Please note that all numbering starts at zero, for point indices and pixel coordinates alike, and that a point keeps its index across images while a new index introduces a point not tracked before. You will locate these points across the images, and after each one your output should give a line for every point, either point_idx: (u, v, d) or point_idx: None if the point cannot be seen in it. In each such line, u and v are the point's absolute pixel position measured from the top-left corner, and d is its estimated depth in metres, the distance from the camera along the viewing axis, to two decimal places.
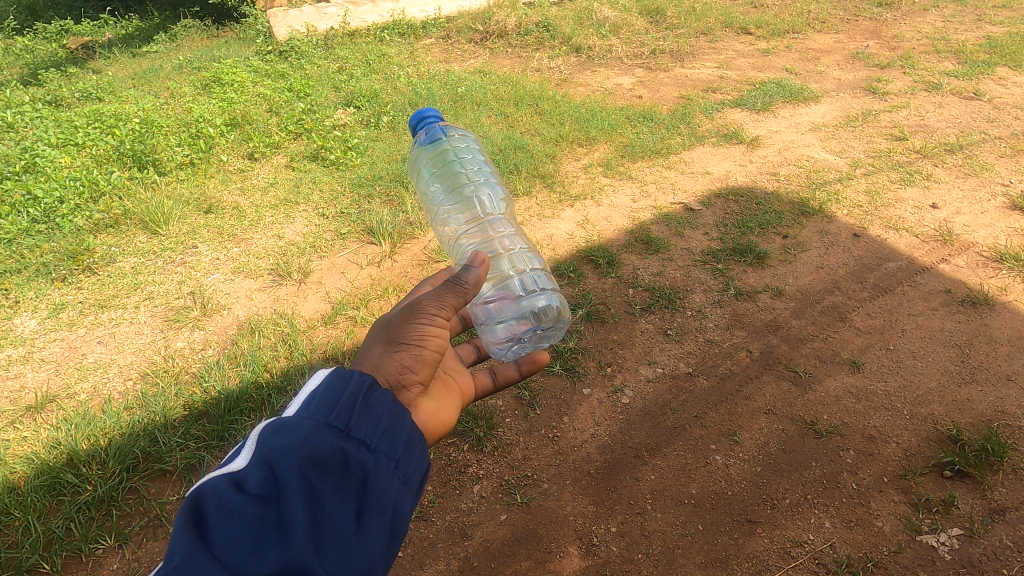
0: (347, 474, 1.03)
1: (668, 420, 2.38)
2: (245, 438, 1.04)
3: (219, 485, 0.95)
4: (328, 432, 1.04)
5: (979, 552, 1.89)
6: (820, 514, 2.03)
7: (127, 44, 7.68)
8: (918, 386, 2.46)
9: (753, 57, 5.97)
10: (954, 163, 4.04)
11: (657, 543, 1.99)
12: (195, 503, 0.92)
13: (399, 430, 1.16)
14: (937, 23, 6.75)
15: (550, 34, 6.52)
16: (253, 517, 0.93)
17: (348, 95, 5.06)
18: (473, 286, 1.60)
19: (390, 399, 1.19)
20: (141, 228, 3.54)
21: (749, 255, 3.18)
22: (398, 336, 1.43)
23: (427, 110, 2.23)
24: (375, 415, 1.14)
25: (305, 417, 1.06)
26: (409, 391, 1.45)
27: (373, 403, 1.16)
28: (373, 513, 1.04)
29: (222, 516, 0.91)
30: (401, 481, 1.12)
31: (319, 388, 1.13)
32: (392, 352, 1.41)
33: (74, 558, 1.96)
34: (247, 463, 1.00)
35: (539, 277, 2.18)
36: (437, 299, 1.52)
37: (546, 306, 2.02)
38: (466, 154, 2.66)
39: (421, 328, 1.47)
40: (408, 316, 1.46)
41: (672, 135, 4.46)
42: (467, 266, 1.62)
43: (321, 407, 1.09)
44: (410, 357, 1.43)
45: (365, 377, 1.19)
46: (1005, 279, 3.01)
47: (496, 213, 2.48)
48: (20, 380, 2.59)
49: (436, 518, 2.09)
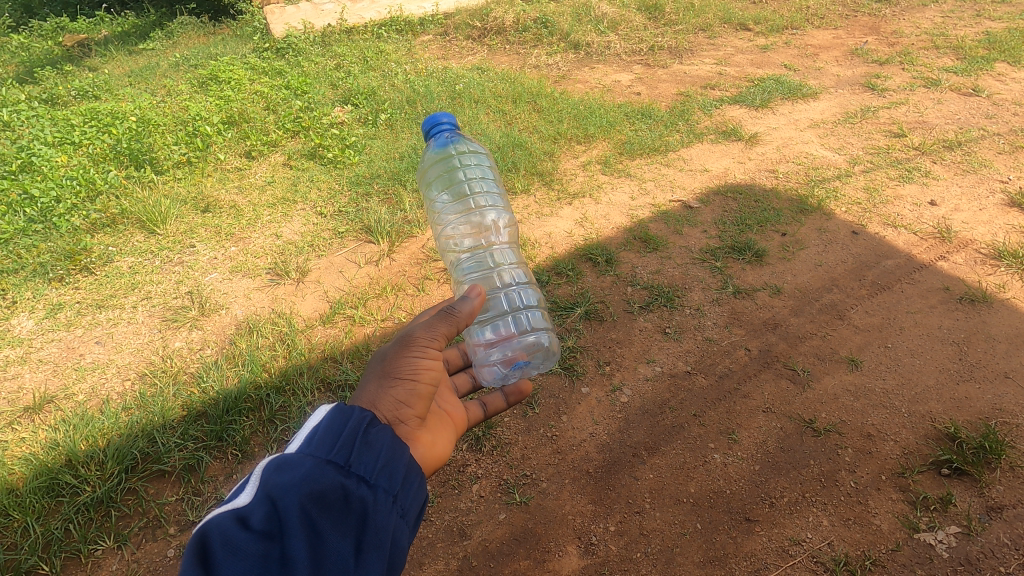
0: (347, 510, 1.03)
1: (666, 419, 2.39)
2: (247, 473, 1.03)
3: (223, 519, 0.93)
4: (329, 468, 1.05)
5: (977, 550, 1.90)
6: (818, 512, 2.04)
7: (123, 41, 7.64)
8: (916, 384, 2.46)
9: (752, 53, 5.96)
10: (952, 159, 4.04)
11: (656, 542, 1.99)
12: (198, 539, 0.90)
13: (397, 465, 1.17)
14: (936, 18, 6.73)
15: (548, 31, 6.49)
16: (258, 553, 0.92)
17: (345, 94, 5.06)
18: (466, 317, 1.61)
19: (388, 435, 1.21)
20: (139, 227, 3.53)
21: (748, 253, 3.19)
22: (393, 371, 1.47)
23: (439, 117, 2.20)
24: (374, 450, 1.15)
25: (307, 454, 1.07)
26: (407, 425, 1.46)
27: (373, 439, 1.17)
28: (372, 548, 1.04)
29: (227, 552, 0.90)
30: (399, 515, 1.13)
31: (320, 424, 1.14)
32: (387, 388, 1.44)
33: (74, 559, 1.96)
34: (251, 498, 0.99)
35: (531, 315, 2.25)
36: (429, 330, 1.55)
37: (537, 342, 2.13)
38: (475, 172, 2.68)
39: (414, 362, 1.50)
40: (401, 349, 1.51)
41: (671, 132, 4.45)
42: (463, 298, 1.64)
43: (322, 443, 1.10)
44: (405, 391, 1.46)
45: (365, 414, 1.21)
46: (1003, 277, 3.01)
47: (499, 243, 2.50)
48: (18, 381, 2.59)
49: (435, 518, 2.10)
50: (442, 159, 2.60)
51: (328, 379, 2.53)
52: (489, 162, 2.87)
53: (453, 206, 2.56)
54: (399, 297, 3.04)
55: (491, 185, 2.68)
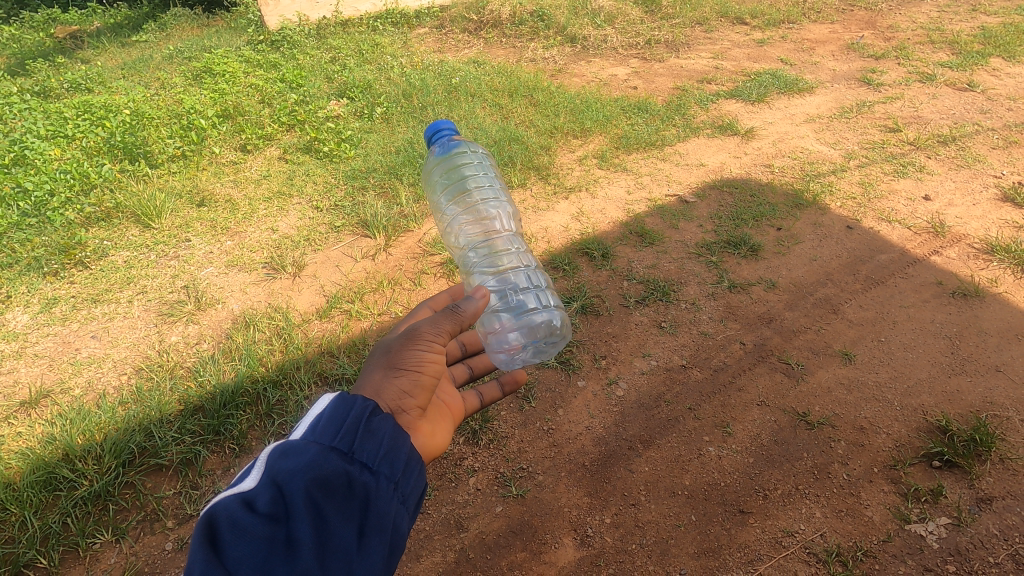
0: (351, 495, 1.04)
1: (662, 412, 2.40)
2: (253, 458, 1.05)
3: (230, 503, 0.95)
4: (333, 455, 1.06)
5: (966, 541, 1.93)
6: (811, 504, 2.06)
7: (116, 33, 7.56)
8: (908, 377, 2.49)
9: (748, 47, 5.96)
10: (947, 154, 4.06)
11: (651, 534, 2.01)
12: (206, 522, 0.93)
13: (398, 452, 1.18)
14: (933, 13, 6.74)
15: (544, 24, 6.46)
16: (264, 535, 0.94)
17: (341, 87, 5.05)
18: (470, 315, 1.64)
19: (390, 423, 1.21)
20: (133, 221, 3.52)
21: (743, 247, 3.21)
22: (398, 362, 1.47)
23: (442, 124, 2.19)
24: (376, 438, 1.15)
25: (311, 441, 1.07)
26: (409, 415, 1.47)
27: (375, 427, 1.17)
28: (374, 532, 1.06)
29: (234, 533, 0.93)
30: (400, 501, 1.14)
31: (323, 412, 1.14)
32: (392, 377, 1.44)
33: (72, 552, 1.97)
34: (257, 483, 1.00)
35: (541, 294, 2.24)
36: (434, 325, 1.57)
37: (546, 320, 2.05)
38: (477, 170, 2.70)
39: (419, 354, 1.51)
40: (406, 342, 1.51)
41: (667, 126, 4.46)
42: (468, 297, 1.67)
43: (326, 430, 1.11)
44: (409, 382, 1.47)
45: (367, 403, 1.21)
46: (996, 271, 3.04)
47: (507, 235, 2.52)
48: (13, 376, 2.58)
49: (433, 510, 2.11)
50: (445, 162, 2.60)
51: (325, 374, 2.54)
52: (487, 158, 2.88)
53: (457, 206, 2.56)
54: (396, 291, 3.04)
55: (492, 182, 2.70)
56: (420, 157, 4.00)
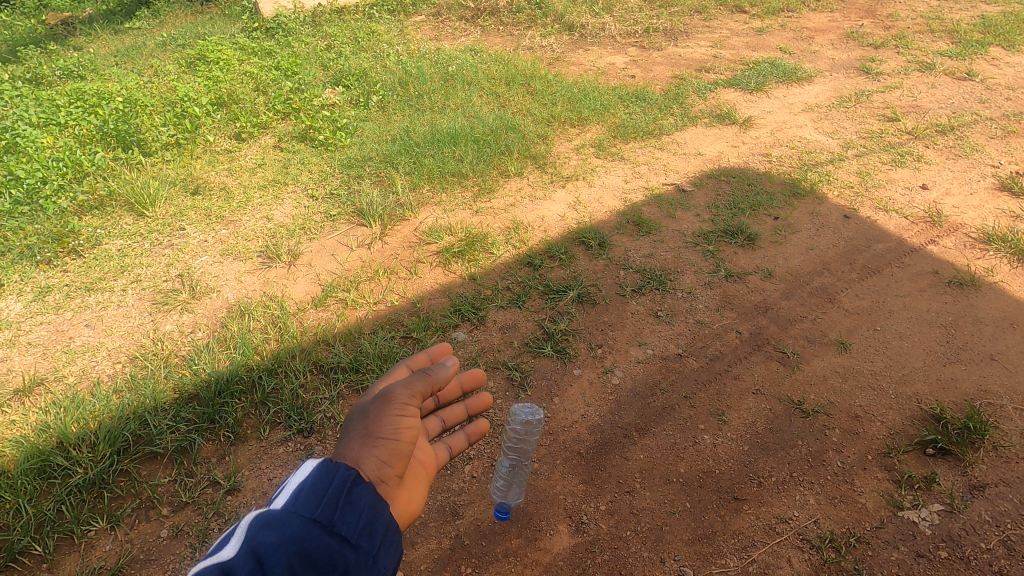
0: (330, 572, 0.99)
1: (657, 401, 2.41)
2: (234, 525, 1.00)
3: None
4: (314, 528, 1.00)
5: (959, 527, 1.94)
6: (805, 491, 2.07)
7: (109, 20, 7.46)
8: (903, 366, 2.49)
9: (747, 35, 5.91)
10: (945, 143, 4.05)
11: (645, 520, 2.02)
12: None
13: (381, 523, 1.11)
14: (933, 1, 6.69)
15: (542, 12, 6.41)
16: None
17: (336, 75, 5.00)
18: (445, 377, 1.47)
19: (373, 491, 1.14)
20: (127, 209, 3.49)
21: (740, 236, 3.20)
22: (374, 431, 1.30)
23: None
24: (356, 509, 1.09)
25: (292, 512, 1.02)
26: (386, 487, 1.28)
27: (358, 496, 1.11)
28: None
29: None
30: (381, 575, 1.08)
31: (307, 480, 1.08)
32: (365, 449, 1.27)
33: (67, 539, 1.96)
34: (235, 553, 0.96)
35: None
36: (408, 388, 1.41)
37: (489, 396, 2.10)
38: None
39: (394, 420, 1.34)
40: (380, 407, 1.35)
41: (665, 115, 4.43)
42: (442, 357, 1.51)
43: (308, 500, 1.05)
44: (384, 453, 1.29)
45: (352, 470, 1.14)
46: (992, 260, 3.04)
47: None
48: (7, 364, 2.57)
49: (428, 498, 2.11)
50: None
51: (320, 362, 2.53)
52: None
53: None
54: (391, 280, 3.03)
55: None
56: (416, 146, 3.97)
